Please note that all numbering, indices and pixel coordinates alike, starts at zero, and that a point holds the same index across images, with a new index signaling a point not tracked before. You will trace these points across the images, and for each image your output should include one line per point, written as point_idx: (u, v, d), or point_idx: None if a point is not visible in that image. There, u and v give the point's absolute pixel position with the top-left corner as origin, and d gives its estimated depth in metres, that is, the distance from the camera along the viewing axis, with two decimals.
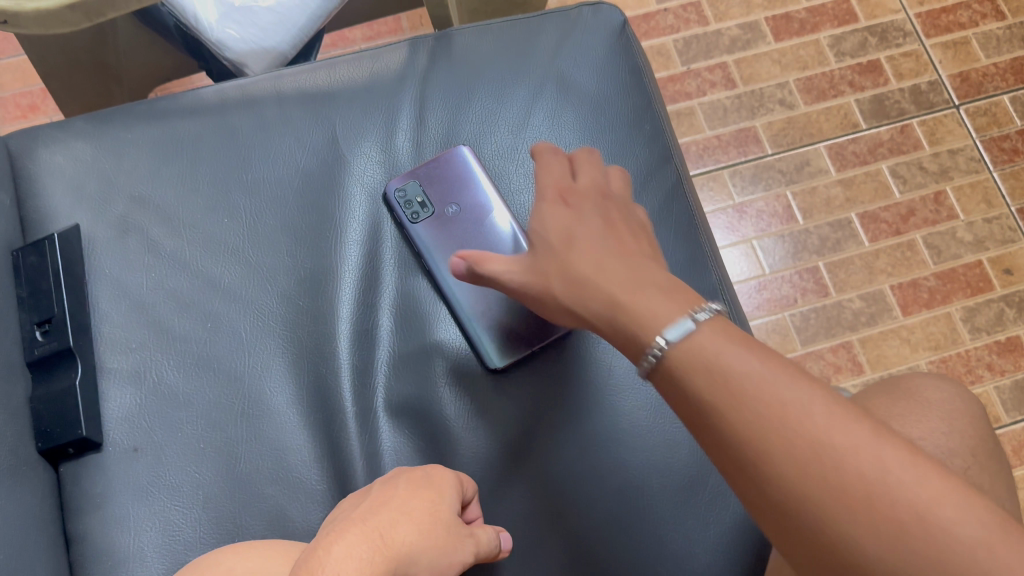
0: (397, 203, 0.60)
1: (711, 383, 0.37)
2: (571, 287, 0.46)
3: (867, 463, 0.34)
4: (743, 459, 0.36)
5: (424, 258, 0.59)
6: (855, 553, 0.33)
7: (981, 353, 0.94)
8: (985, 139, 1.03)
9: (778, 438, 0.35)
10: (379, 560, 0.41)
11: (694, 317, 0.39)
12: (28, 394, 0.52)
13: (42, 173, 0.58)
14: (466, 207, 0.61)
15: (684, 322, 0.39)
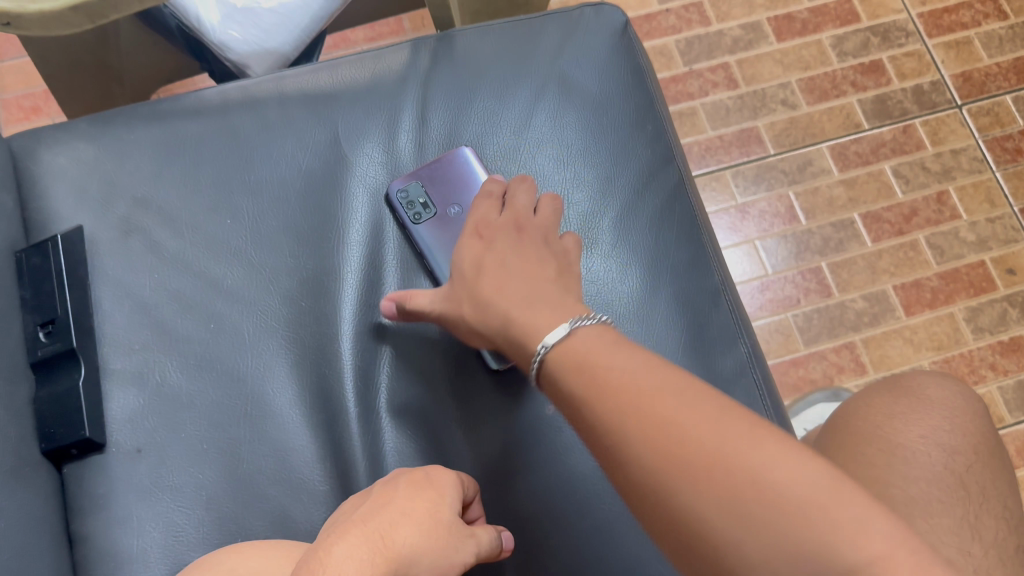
0: (399, 203, 0.60)
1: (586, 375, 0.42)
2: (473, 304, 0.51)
3: (711, 434, 0.37)
4: (608, 444, 0.39)
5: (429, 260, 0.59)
6: (694, 514, 0.35)
7: (984, 353, 0.94)
8: (988, 138, 1.03)
9: (634, 419, 0.39)
10: (379, 561, 0.41)
11: (571, 323, 0.45)
12: (31, 395, 0.52)
13: (45, 175, 0.59)
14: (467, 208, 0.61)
15: (561, 328, 0.45)
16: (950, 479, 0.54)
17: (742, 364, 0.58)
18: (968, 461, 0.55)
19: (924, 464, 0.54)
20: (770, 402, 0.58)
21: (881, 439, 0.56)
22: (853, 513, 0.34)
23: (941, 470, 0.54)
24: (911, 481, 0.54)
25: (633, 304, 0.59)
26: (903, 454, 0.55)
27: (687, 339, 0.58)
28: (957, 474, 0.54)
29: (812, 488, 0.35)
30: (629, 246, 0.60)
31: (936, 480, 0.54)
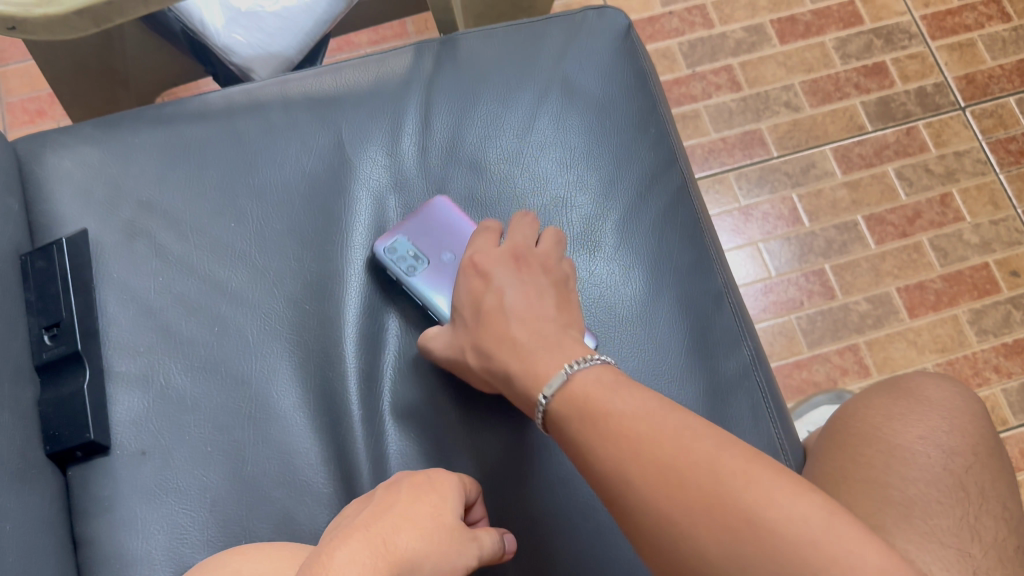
0: (390, 261, 0.58)
1: (587, 420, 0.44)
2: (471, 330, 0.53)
3: (708, 472, 0.39)
4: (612, 486, 0.41)
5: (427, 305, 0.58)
6: (693, 552, 0.38)
7: (988, 355, 0.94)
8: (992, 140, 1.03)
9: (634, 460, 0.41)
10: (382, 564, 0.41)
11: (568, 368, 0.47)
12: (37, 398, 0.52)
13: (50, 178, 0.59)
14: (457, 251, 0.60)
15: (560, 374, 0.47)
16: (948, 479, 0.54)
17: (745, 366, 0.58)
18: (966, 462, 0.55)
19: (924, 465, 0.55)
20: (774, 405, 0.58)
21: (879, 440, 0.56)
22: (848, 544, 0.36)
23: (939, 471, 0.54)
24: (910, 482, 0.54)
25: (636, 306, 0.59)
26: (902, 454, 0.55)
27: (690, 342, 0.58)
28: (956, 475, 0.55)
29: (805, 516, 0.37)
30: (632, 249, 0.61)
31: (935, 480, 0.54)
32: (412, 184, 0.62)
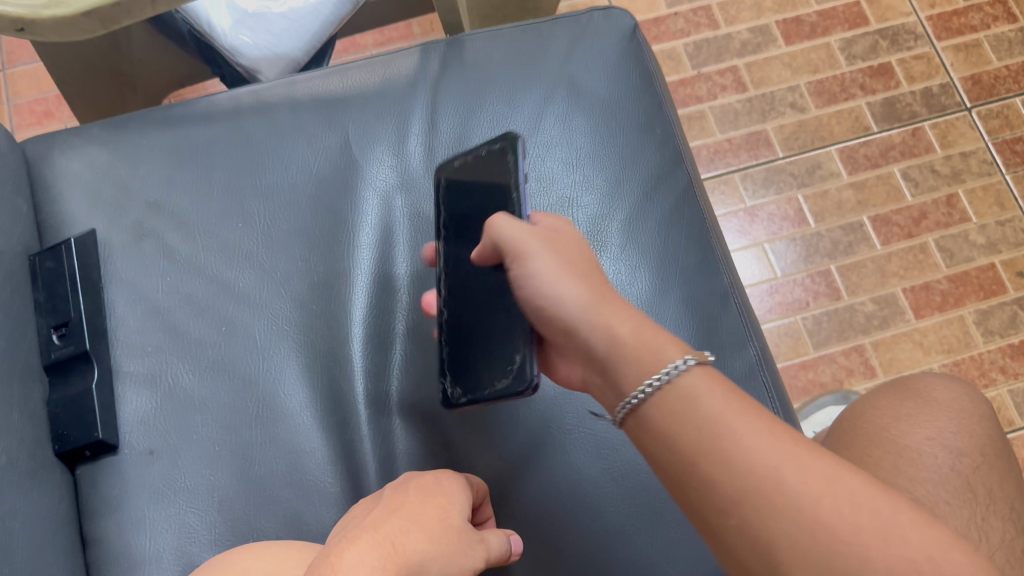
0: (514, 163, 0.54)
1: (680, 434, 0.39)
2: (543, 312, 0.46)
3: (847, 515, 0.34)
4: (720, 506, 0.36)
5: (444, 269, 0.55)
6: None
7: (994, 356, 0.94)
8: (998, 141, 1.02)
9: (751, 486, 0.36)
10: (389, 566, 0.41)
11: (683, 362, 0.40)
12: (45, 398, 0.52)
13: (58, 179, 0.59)
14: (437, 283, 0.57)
15: (676, 366, 0.40)
16: (957, 480, 0.54)
17: (752, 366, 0.58)
18: (975, 462, 0.55)
19: (932, 465, 0.54)
20: (780, 406, 0.57)
21: (887, 440, 0.56)
22: None
23: (947, 471, 0.54)
24: (919, 483, 0.53)
25: (642, 306, 0.59)
26: (910, 455, 0.55)
27: (696, 342, 0.58)
28: (964, 476, 0.54)
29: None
30: (638, 249, 0.61)
31: (943, 480, 0.54)
32: (418, 184, 0.61)
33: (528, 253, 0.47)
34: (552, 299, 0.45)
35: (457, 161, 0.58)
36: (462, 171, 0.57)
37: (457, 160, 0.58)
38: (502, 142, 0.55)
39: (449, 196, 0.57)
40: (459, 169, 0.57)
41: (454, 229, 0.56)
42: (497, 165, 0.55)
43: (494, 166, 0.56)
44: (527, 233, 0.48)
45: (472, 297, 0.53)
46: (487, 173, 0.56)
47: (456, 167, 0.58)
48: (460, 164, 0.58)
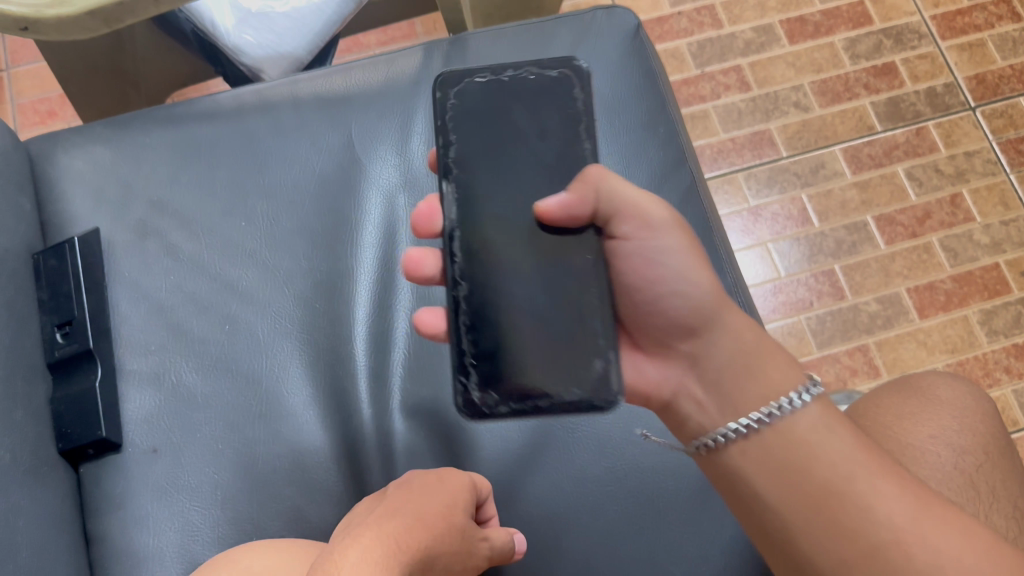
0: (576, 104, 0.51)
1: (784, 464, 0.41)
2: (679, 297, 0.47)
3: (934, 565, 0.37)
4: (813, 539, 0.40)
5: (456, 229, 0.49)
6: None
7: (999, 356, 0.94)
8: (1002, 140, 1.02)
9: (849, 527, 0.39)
10: (393, 562, 0.43)
11: (804, 393, 0.43)
12: (49, 396, 0.52)
13: (62, 178, 0.59)
14: (426, 269, 0.52)
15: (795, 397, 0.43)
16: (959, 478, 0.54)
17: None
18: (978, 461, 0.55)
19: (935, 464, 0.55)
20: None
21: (890, 438, 0.56)
22: None
23: (950, 470, 0.54)
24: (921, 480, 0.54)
25: None
26: (913, 453, 0.55)
27: None
28: (967, 475, 0.54)
29: None
30: None
31: (945, 479, 0.54)
32: (422, 183, 0.61)
33: (666, 229, 0.48)
34: (685, 284, 0.46)
35: (477, 79, 0.51)
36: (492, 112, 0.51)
37: (477, 77, 0.51)
38: (564, 69, 0.51)
39: (463, 121, 0.51)
40: (481, 88, 0.51)
41: (466, 167, 0.50)
42: (551, 89, 0.51)
43: (546, 91, 0.51)
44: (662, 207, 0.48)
45: (515, 285, 0.49)
46: (533, 100, 0.51)
47: (478, 86, 0.51)
48: (478, 84, 0.51)
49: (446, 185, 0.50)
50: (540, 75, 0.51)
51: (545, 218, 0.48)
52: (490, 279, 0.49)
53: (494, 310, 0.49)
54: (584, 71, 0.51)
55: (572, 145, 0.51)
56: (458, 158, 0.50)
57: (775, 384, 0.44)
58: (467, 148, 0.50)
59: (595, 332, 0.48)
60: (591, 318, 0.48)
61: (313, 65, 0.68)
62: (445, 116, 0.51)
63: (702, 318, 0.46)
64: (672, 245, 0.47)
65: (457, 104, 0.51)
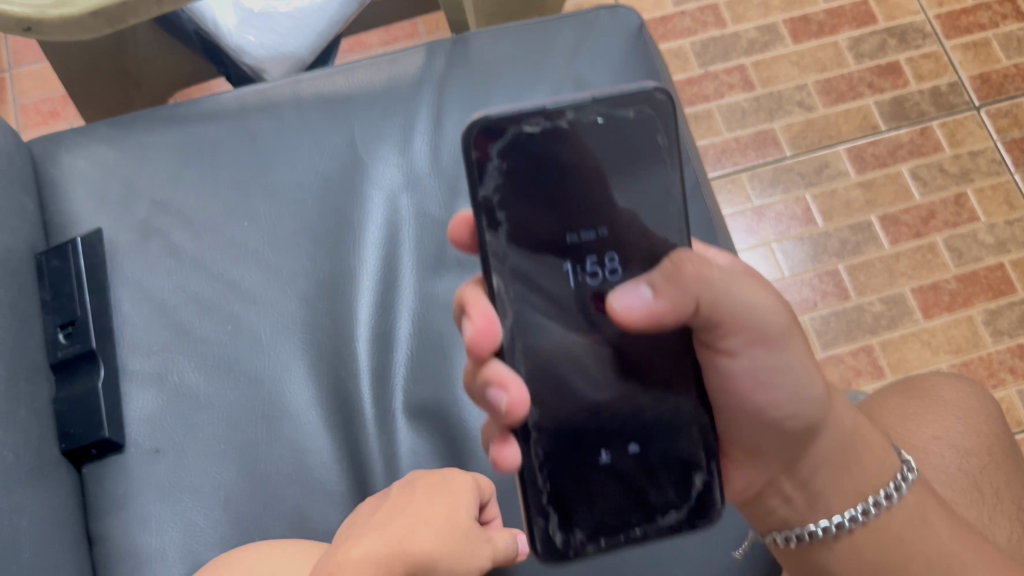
0: (668, 144, 0.41)
1: (881, 556, 0.44)
2: (784, 417, 0.44)
3: None
4: None
5: (518, 338, 0.41)
6: None
7: (1003, 357, 0.93)
8: (1006, 140, 1.02)
9: None
10: (395, 563, 0.42)
11: (901, 483, 0.45)
12: (52, 396, 0.52)
13: (65, 178, 0.59)
14: (519, 398, 0.40)
15: (892, 487, 0.45)
16: (962, 479, 0.55)
17: None
18: (982, 462, 0.56)
19: (938, 465, 0.55)
20: None
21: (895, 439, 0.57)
22: None
23: (952, 471, 0.55)
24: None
25: None
26: (916, 455, 0.56)
27: None
28: (970, 476, 0.55)
29: None
30: None
31: (949, 481, 0.55)
32: (424, 184, 0.61)
33: (786, 345, 0.42)
34: (800, 405, 0.43)
35: (527, 128, 0.40)
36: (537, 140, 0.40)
37: (527, 124, 0.40)
38: (643, 108, 0.41)
39: (513, 190, 0.40)
40: (535, 142, 0.40)
41: (521, 253, 0.41)
42: (627, 135, 0.41)
43: (620, 138, 0.41)
44: (778, 317, 0.42)
45: (597, 403, 0.42)
46: (603, 150, 0.40)
47: (530, 139, 0.40)
48: (530, 135, 0.40)
49: (497, 279, 0.41)
50: (611, 117, 0.40)
51: (634, 326, 0.40)
52: (568, 402, 0.41)
53: (574, 436, 0.41)
54: (668, 108, 0.41)
55: (652, 208, 0.41)
56: (513, 240, 0.40)
57: (873, 477, 0.45)
58: (521, 225, 0.40)
59: (695, 447, 0.42)
60: (682, 431, 0.42)
61: (330, 88, 0.63)
62: (490, 180, 0.40)
63: (812, 428, 0.44)
64: (790, 363, 0.43)
65: (505, 166, 0.40)
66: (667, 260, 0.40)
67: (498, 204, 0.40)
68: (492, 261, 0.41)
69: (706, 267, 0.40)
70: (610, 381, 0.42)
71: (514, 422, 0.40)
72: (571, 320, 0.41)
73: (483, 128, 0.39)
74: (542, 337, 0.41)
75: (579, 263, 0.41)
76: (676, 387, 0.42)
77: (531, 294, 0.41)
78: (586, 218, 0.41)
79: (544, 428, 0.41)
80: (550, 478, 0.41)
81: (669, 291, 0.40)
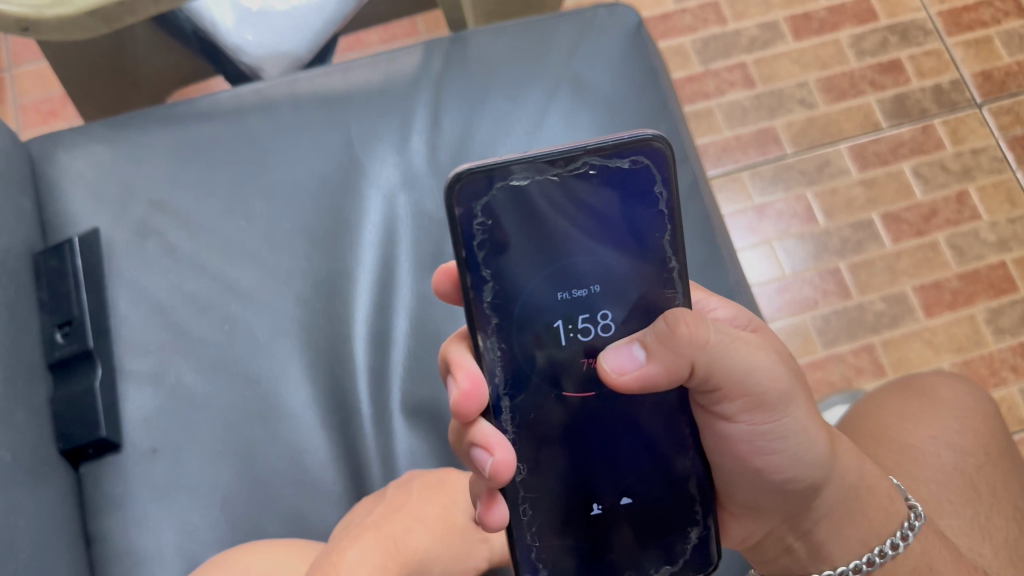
0: (659, 186, 0.40)
1: None
2: (782, 467, 0.45)
3: None
4: None
5: (506, 396, 0.41)
6: None
7: (1005, 355, 0.93)
8: (1009, 137, 1.01)
9: None
10: (392, 565, 0.48)
11: (907, 532, 0.47)
12: (48, 395, 0.52)
13: (63, 178, 0.59)
14: (505, 460, 0.40)
15: (897, 538, 0.47)
16: (960, 479, 0.55)
17: None
18: (978, 462, 0.57)
19: (935, 465, 0.56)
20: None
21: (892, 439, 0.58)
22: None
23: (950, 470, 0.56)
24: (921, 482, 0.55)
25: None
26: (914, 454, 0.57)
27: None
28: (968, 475, 0.56)
29: None
30: None
31: (946, 480, 0.55)
32: (422, 184, 0.61)
33: (786, 407, 0.43)
34: (798, 465, 0.45)
35: (515, 182, 0.39)
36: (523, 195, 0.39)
37: (515, 177, 0.39)
38: (641, 158, 0.40)
39: (500, 246, 0.40)
40: (524, 195, 0.39)
41: (508, 311, 0.40)
42: (622, 185, 0.40)
43: (614, 190, 0.40)
44: (777, 380, 0.42)
45: (594, 464, 0.42)
46: (595, 202, 0.40)
47: (518, 192, 0.39)
48: (517, 188, 0.39)
49: (483, 339, 0.41)
50: (605, 169, 0.40)
51: (627, 388, 0.40)
52: (565, 460, 0.42)
53: (569, 492, 0.42)
54: (667, 157, 0.40)
55: (648, 261, 0.41)
56: (498, 297, 0.40)
57: (878, 526, 0.47)
58: (508, 281, 0.40)
59: (691, 501, 0.43)
60: (678, 488, 0.43)
61: (326, 100, 0.63)
62: (476, 237, 0.39)
63: (813, 485, 0.46)
64: (791, 425, 0.43)
65: (491, 222, 0.39)
66: (661, 319, 0.40)
67: (483, 261, 0.40)
68: (478, 320, 0.40)
69: (701, 329, 0.39)
70: (609, 438, 0.42)
71: (499, 484, 0.41)
72: (567, 380, 0.41)
73: (466, 183, 0.39)
74: (533, 396, 0.41)
75: (571, 319, 0.41)
76: (673, 443, 0.43)
77: (519, 352, 0.41)
78: (577, 273, 0.40)
79: (535, 486, 0.42)
80: (541, 535, 0.42)
81: (662, 352, 0.39)
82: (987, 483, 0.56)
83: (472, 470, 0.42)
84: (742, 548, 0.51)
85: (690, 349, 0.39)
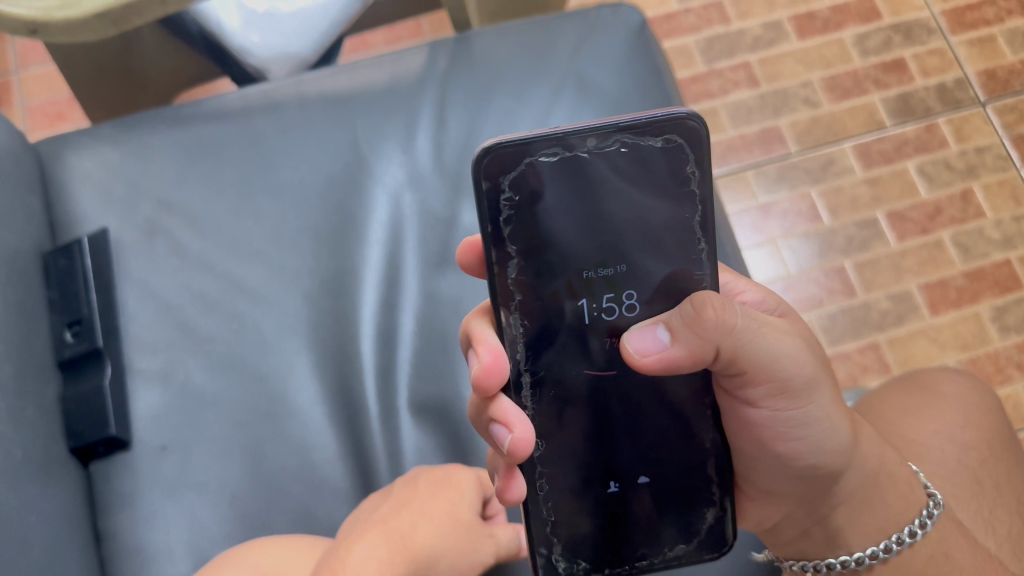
0: (692, 166, 0.40)
1: None
2: (801, 455, 0.45)
3: None
4: None
5: (526, 372, 0.42)
6: None
7: (1011, 353, 0.93)
8: (1013, 136, 1.01)
9: None
10: (398, 560, 0.50)
11: (923, 521, 0.47)
12: (59, 394, 0.52)
13: (72, 179, 0.60)
14: (523, 437, 0.41)
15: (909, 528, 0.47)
16: (963, 473, 0.56)
17: None
18: (981, 457, 0.57)
19: (940, 459, 0.56)
20: None
21: (896, 434, 0.58)
22: None
23: (953, 464, 0.56)
24: (926, 477, 0.55)
25: None
26: (918, 449, 0.57)
27: None
28: (971, 469, 0.56)
29: None
30: None
31: (950, 475, 0.55)
32: (427, 182, 0.61)
33: (811, 393, 0.43)
34: (820, 453, 0.45)
35: (543, 158, 0.39)
36: (554, 170, 0.39)
37: (540, 154, 0.39)
38: (671, 137, 0.39)
39: (525, 222, 0.40)
40: (553, 170, 0.39)
41: (531, 291, 0.40)
42: (650, 165, 0.39)
43: (644, 168, 0.39)
44: (803, 366, 0.42)
45: (613, 444, 0.42)
46: (622, 181, 0.39)
47: (546, 169, 0.39)
48: (544, 165, 0.39)
49: (505, 315, 0.41)
50: (634, 148, 0.39)
51: (649, 370, 0.40)
52: (582, 441, 0.42)
53: (587, 471, 0.42)
54: (701, 137, 0.39)
55: (678, 240, 0.41)
56: (521, 274, 0.40)
57: (896, 513, 0.47)
58: (532, 259, 0.40)
59: (707, 483, 0.44)
60: (694, 471, 0.44)
61: (333, 99, 0.63)
62: (501, 213, 0.39)
63: (834, 472, 0.46)
64: (815, 412, 0.43)
65: (517, 198, 0.39)
66: (687, 302, 0.40)
67: (508, 238, 0.40)
68: (501, 297, 0.41)
69: (728, 314, 0.40)
70: (627, 419, 0.42)
71: (517, 460, 0.41)
72: (590, 361, 0.42)
73: (494, 157, 0.39)
74: (555, 375, 0.42)
75: (594, 299, 0.41)
76: (689, 427, 0.43)
77: (542, 331, 0.41)
78: (603, 252, 0.40)
79: (552, 463, 0.42)
80: (556, 511, 0.42)
81: (687, 335, 0.40)
82: (991, 478, 0.56)
83: (490, 446, 0.43)
84: (757, 530, 0.52)
85: (717, 337, 0.40)
